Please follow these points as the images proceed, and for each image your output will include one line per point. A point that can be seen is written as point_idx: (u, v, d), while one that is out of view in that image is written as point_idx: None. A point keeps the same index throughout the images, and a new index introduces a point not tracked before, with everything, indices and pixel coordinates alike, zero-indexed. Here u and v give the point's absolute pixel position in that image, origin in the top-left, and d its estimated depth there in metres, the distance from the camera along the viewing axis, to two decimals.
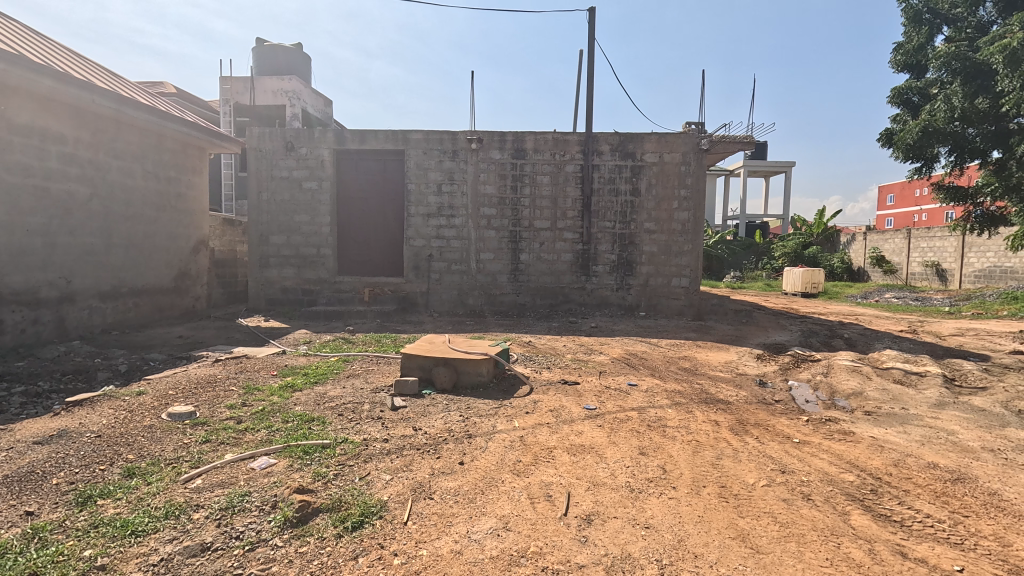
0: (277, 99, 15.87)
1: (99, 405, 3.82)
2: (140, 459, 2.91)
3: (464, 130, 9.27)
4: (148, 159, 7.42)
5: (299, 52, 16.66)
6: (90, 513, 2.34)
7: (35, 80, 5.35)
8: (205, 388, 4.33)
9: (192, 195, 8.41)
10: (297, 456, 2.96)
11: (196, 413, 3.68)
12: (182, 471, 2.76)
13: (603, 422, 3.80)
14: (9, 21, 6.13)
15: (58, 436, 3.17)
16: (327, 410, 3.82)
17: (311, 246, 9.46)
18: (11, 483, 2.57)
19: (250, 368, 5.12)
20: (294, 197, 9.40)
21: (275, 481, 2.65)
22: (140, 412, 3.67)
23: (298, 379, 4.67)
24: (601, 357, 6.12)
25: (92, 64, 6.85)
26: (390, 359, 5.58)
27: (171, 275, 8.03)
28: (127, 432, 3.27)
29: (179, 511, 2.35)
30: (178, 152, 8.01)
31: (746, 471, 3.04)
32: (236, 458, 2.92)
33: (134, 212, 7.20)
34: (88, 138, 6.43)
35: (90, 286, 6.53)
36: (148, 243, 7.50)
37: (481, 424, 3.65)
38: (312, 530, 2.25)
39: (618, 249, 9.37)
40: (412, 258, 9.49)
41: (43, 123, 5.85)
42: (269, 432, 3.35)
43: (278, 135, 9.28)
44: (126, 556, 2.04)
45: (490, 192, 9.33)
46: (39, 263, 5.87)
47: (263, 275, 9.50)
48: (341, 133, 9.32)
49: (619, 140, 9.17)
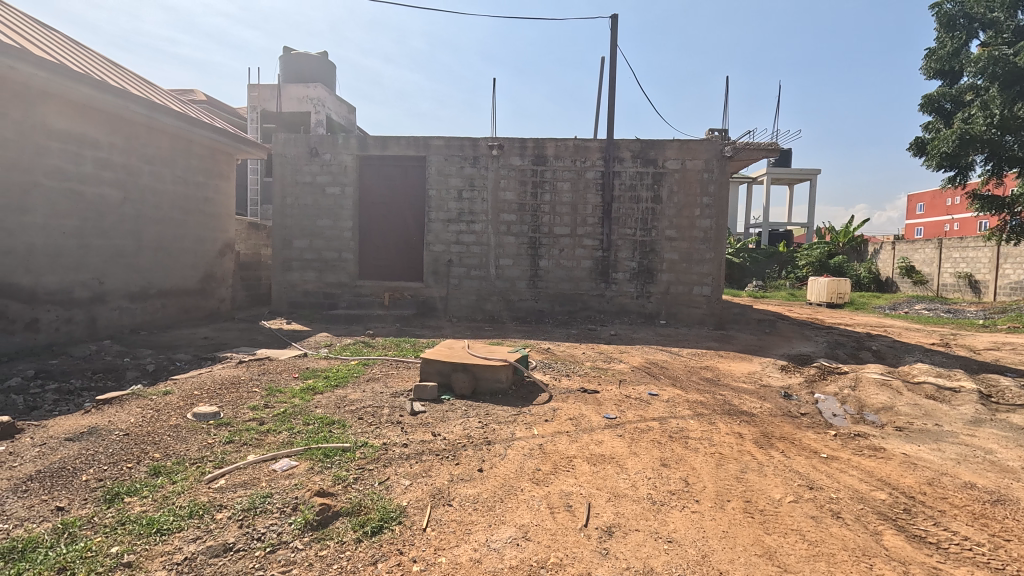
0: (300, 106, 16.21)
1: (127, 404, 3.90)
2: (166, 458, 2.96)
3: (485, 137, 9.32)
4: (177, 164, 7.61)
5: (323, 59, 17.02)
6: (117, 511, 2.38)
7: (73, 87, 5.56)
8: (229, 389, 4.40)
9: (219, 200, 8.59)
10: (317, 459, 2.98)
11: (220, 414, 3.75)
12: (206, 471, 2.81)
13: (623, 432, 3.75)
14: (50, 30, 6.40)
15: (89, 433, 3.25)
16: (347, 413, 3.85)
17: (333, 250, 9.59)
18: (42, 479, 2.64)
19: (273, 369, 5.19)
20: (317, 203, 9.56)
21: (296, 483, 2.67)
22: (166, 411, 3.75)
23: (319, 382, 4.71)
24: (620, 365, 6.03)
25: (128, 73, 7.12)
26: (409, 364, 5.61)
27: (198, 277, 8.23)
28: (154, 431, 3.33)
29: (204, 510, 2.39)
30: (206, 157, 8.20)
31: (772, 486, 2.96)
32: (258, 458, 2.96)
33: (163, 215, 7.41)
34: (121, 143, 6.64)
35: (120, 287, 6.73)
36: (175, 246, 7.69)
37: (500, 430, 3.62)
38: (331, 533, 2.25)
39: (638, 256, 9.28)
40: (432, 264, 9.55)
41: (79, 129, 6.05)
42: (290, 434, 3.38)
43: (303, 141, 9.47)
44: (151, 554, 2.08)
45: (510, 199, 9.35)
46: (73, 265, 6.06)
47: (286, 278, 9.65)
48: (364, 139, 9.48)
49: (640, 147, 9.12)
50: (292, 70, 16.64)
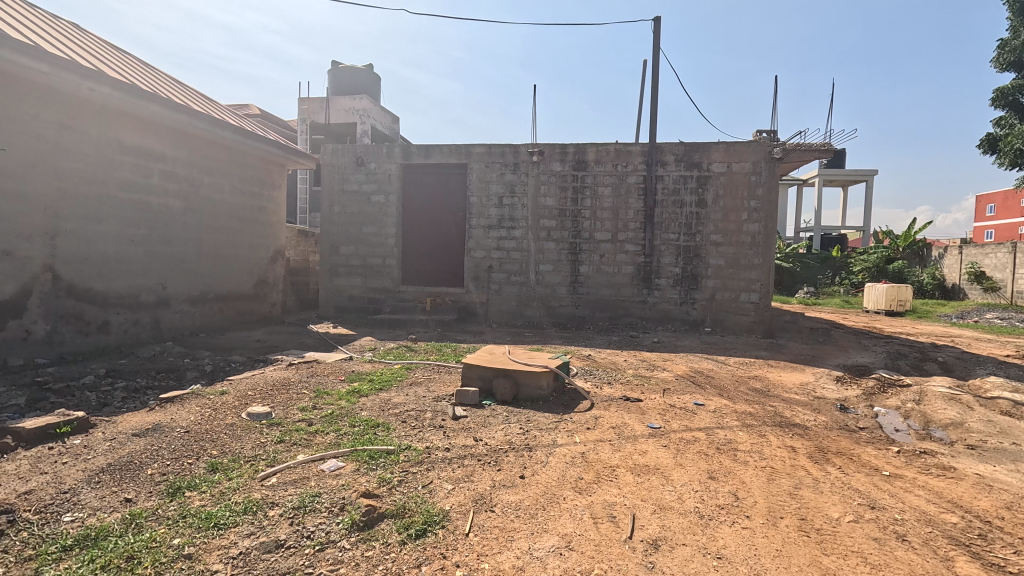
0: (347, 117, 16.79)
1: (188, 402, 4.12)
2: (223, 455, 3.10)
3: (526, 143, 9.36)
4: (234, 175, 8.01)
5: (368, 71, 17.57)
6: (179, 504, 2.52)
7: (142, 105, 5.95)
8: (280, 391, 4.57)
9: (271, 209, 8.98)
10: (363, 460, 3.05)
11: (272, 414, 3.90)
12: (259, 469, 2.92)
13: (668, 443, 3.65)
14: (122, 53, 6.89)
15: (154, 429, 3.45)
16: (391, 416, 3.92)
17: (378, 257, 9.85)
18: (113, 471, 2.82)
19: (320, 372, 5.37)
20: (362, 210, 9.85)
21: (343, 483, 2.74)
22: (223, 410, 3.93)
23: (364, 385, 4.83)
24: (664, 373, 5.89)
25: (190, 90, 7.57)
26: (451, 368, 5.67)
27: (251, 282, 8.62)
28: (212, 429, 3.51)
29: (257, 507, 2.48)
30: (261, 168, 8.60)
31: (829, 504, 2.81)
32: (308, 458, 3.06)
33: (221, 224, 7.81)
34: (184, 156, 7.05)
35: (181, 291, 7.13)
36: (231, 253, 8.08)
37: (541, 437, 3.60)
38: (377, 534, 2.29)
39: (682, 262, 9.06)
40: (472, 269, 9.65)
41: (147, 144, 6.47)
42: (337, 435, 3.48)
43: (350, 151, 9.79)
44: (209, 547, 2.18)
45: (550, 205, 9.34)
46: (140, 271, 6.47)
47: (333, 284, 9.98)
48: (408, 148, 9.71)
49: (684, 150, 8.93)
50: (340, 83, 17.26)
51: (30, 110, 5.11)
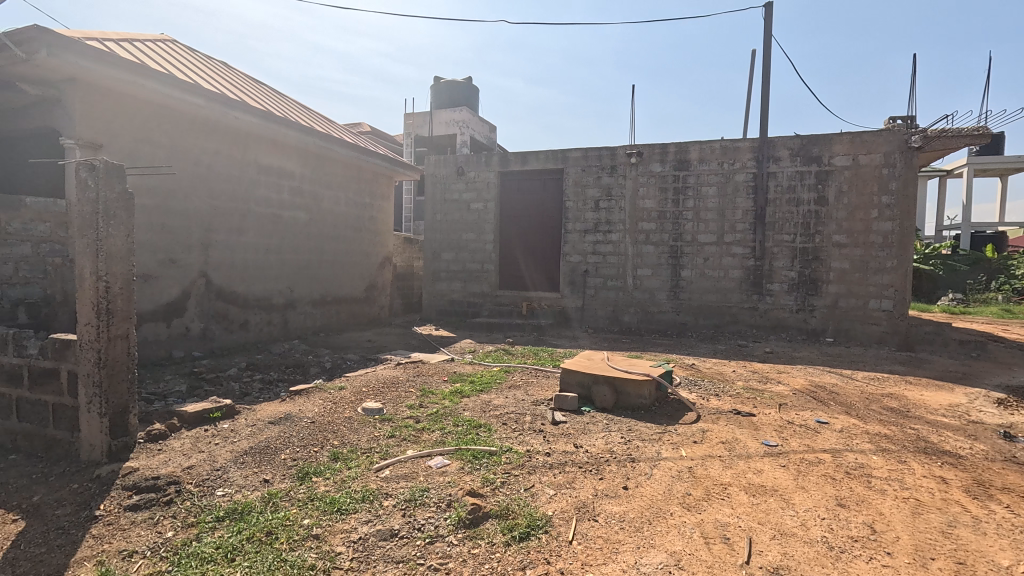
0: (448, 129, 17.62)
1: (313, 395, 4.55)
2: (343, 446, 3.38)
3: (624, 145, 9.17)
4: (350, 188, 8.75)
5: (468, 84, 18.31)
6: (307, 487, 2.78)
7: (276, 129, 6.71)
8: (390, 388, 4.88)
9: (381, 218, 9.66)
10: (467, 459, 3.16)
11: (384, 410, 4.17)
12: (374, 461, 3.14)
13: (787, 463, 3.34)
14: (259, 84, 7.82)
15: (285, 418, 3.86)
16: (493, 418, 4.01)
17: (477, 262, 10.18)
18: (254, 454, 3.19)
19: (425, 372, 5.65)
20: (462, 218, 10.25)
21: (450, 481, 2.86)
22: (342, 404, 4.28)
23: (465, 386, 5.00)
24: (779, 387, 5.42)
25: (314, 113, 8.40)
26: (548, 373, 5.68)
27: (363, 286, 9.32)
28: (333, 421, 3.84)
29: (373, 496, 2.67)
30: (372, 181, 9.30)
31: (996, 549, 2.39)
32: (417, 454, 3.23)
33: (339, 233, 8.56)
34: (309, 173, 7.83)
35: (306, 295, 7.91)
36: (347, 259, 8.82)
37: (644, 448, 3.48)
38: (482, 533, 2.35)
39: (799, 265, 8.30)
40: (568, 274, 9.62)
41: (280, 164, 7.28)
42: (442, 434, 3.63)
43: (451, 162, 10.25)
44: (333, 529, 2.38)
45: (650, 207, 9.05)
46: (274, 276, 7.29)
47: (435, 288, 10.48)
48: (506, 156, 9.95)
49: (800, 144, 8.20)
50: (442, 97, 18.18)
51: (190, 140, 5.99)
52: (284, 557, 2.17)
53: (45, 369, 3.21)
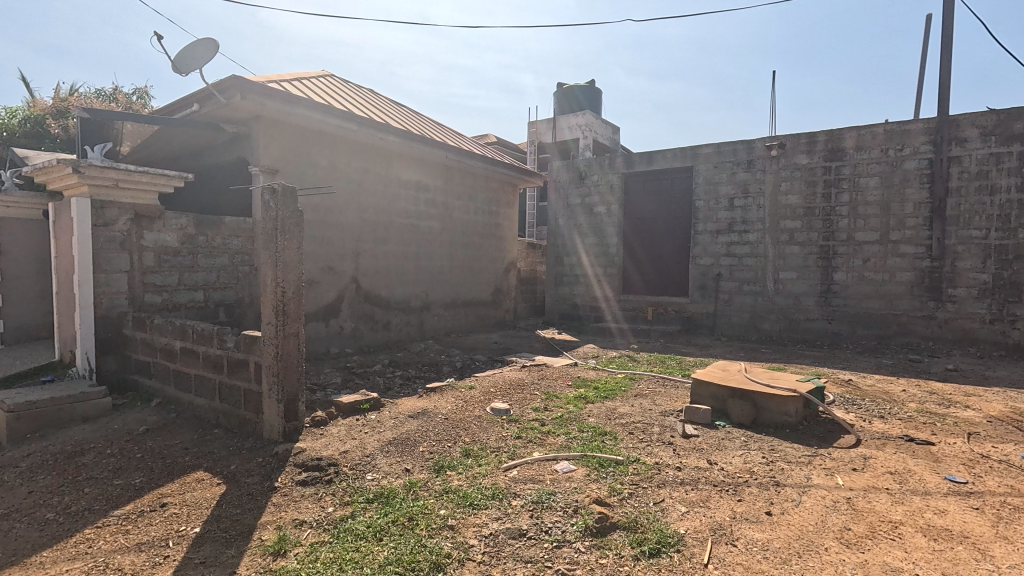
0: (571, 134, 17.72)
1: (446, 393, 4.87)
2: (474, 443, 3.56)
3: (762, 137, 8.42)
4: (478, 198, 9.22)
5: (591, 87, 18.26)
6: (443, 480, 2.98)
7: (415, 147, 7.32)
8: (516, 390, 5.03)
9: (507, 225, 10.02)
10: (593, 467, 3.13)
11: (511, 411, 4.31)
12: (503, 460, 3.26)
13: (981, 505, 2.78)
14: (400, 107, 8.61)
15: (423, 413, 4.18)
16: (618, 426, 3.93)
17: (600, 266, 10.06)
18: (397, 444, 3.51)
19: (549, 376, 5.72)
20: (586, 222, 10.21)
21: (576, 487, 2.86)
22: (472, 403, 4.52)
23: (590, 392, 4.97)
24: (968, 412, 4.54)
25: (446, 129, 9.01)
26: (677, 383, 5.41)
27: (490, 290, 9.73)
28: (465, 419, 4.06)
29: (503, 494, 2.77)
30: (499, 189, 9.69)
31: None
32: (543, 457, 3.29)
33: (468, 240, 9.05)
34: (443, 185, 8.41)
35: (439, 298, 8.49)
36: (476, 265, 9.29)
37: (790, 472, 3.15)
38: (609, 544, 2.32)
39: (994, 266, 6.88)
40: (698, 278, 9.07)
41: (418, 178, 7.92)
42: (568, 439, 3.65)
43: (574, 166, 10.29)
44: (466, 522, 2.52)
45: (794, 203, 8.18)
46: (412, 281, 7.95)
47: (558, 292, 10.58)
48: (630, 157, 9.71)
49: (995, 120, 6.82)
50: (564, 103, 18.35)
51: (345, 162, 6.79)
52: (423, 543, 2.35)
53: (238, 360, 3.87)
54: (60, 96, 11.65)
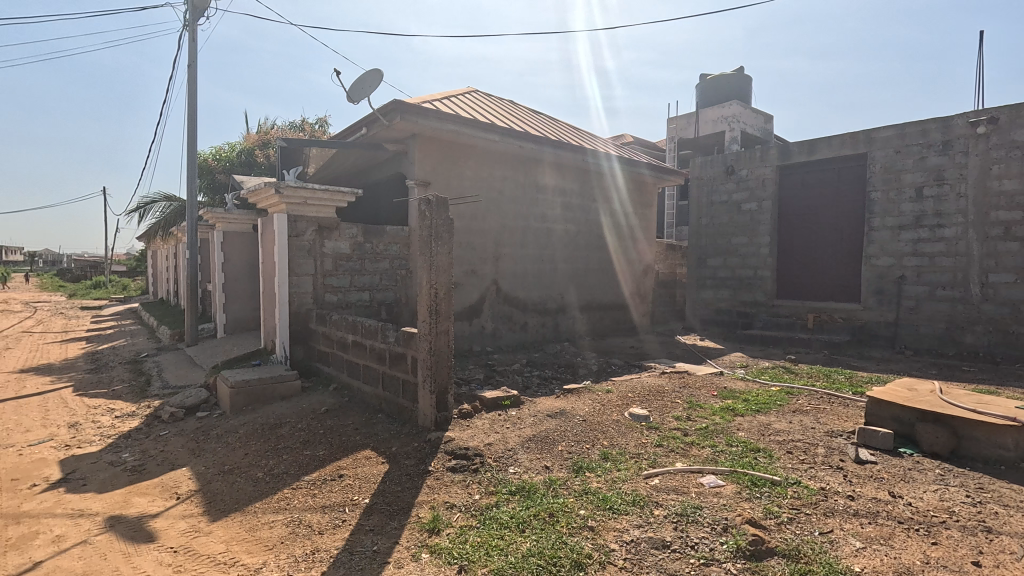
0: (716, 127, 16.56)
1: (583, 395, 4.88)
2: (613, 447, 3.52)
3: (963, 112, 7.02)
4: (615, 199, 9.09)
5: (738, 75, 16.91)
6: (582, 481, 3.00)
7: (552, 152, 7.49)
8: (656, 397, 4.85)
9: (644, 226, 9.72)
10: (745, 484, 2.89)
11: (651, 418, 4.18)
12: (643, 467, 3.17)
13: None
14: (539, 115, 8.88)
15: (561, 413, 4.25)
16: (774, 443, 3.58)
17: (749, 268, 9.24)
18: (537, 441, 3.61)
19: (692, 384, 5.41)
20: (732, 220, 9.47)
21: (726, 504, 2.67)
22: (610, 407, 4.46)
23: (738, 403, 4.60)
24: None
25: (582, 133, 9.06)
26: (847, 400, 4.73)
27: (626, 293, 9.51)
28: (603, 422, 4.03)
29: (644, 502, 2.70)
30: (636, 190, 9.45)
31: None
32: (687, 468, 3.13)
33: (604, 243, 8.97)
34: (579, 189, 8.45)
35: (574, 301, 8.55)
36: (611, 267, 9.16)
37: (1006, 517, 2.58)
38: (765, 570, 2.13)
39: None
40: (874, 281, 7.85)
41: (555, 183, 8.07)
42: (715, 452, 3.41)
43: (720, 161, 9.61)
44: (607, 525, 2.51)
45: (1011, 189, 6.71)
46: (548, 284, 8.12)
47: (700, 296, 9.95)
48: (787, 147, 8.78)
49: None
50: (708, 94, 17.25)
51: (488, 171, 7.21)
52: (564, 540, 2.40)
53: (398, 353, 4.33)
54: (264, 130, 14.14)
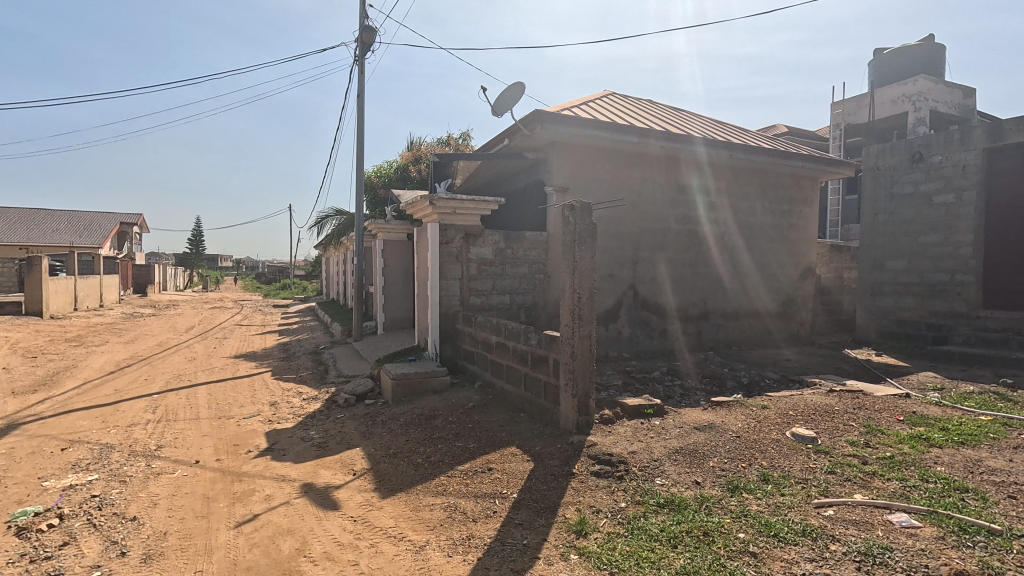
0: (895, 108, 14.25)
1: (735, 409, 4.53)
2: (773, 469, 3.21)
3: None
4: (767, 197, 8.31)
5: (927, 45, 14.36)
6: (739, 502, 2.79)
7: (696, 150, 7.10)
8: (823, 417, 4.32)
9: (803, 225, 8.73)
10: (949, 529, 2.44)
11: (818, 440, 3.73)
12: (812, 495, 2.85)
13: None
14: (680, 113, 8.50)
15: (710, 426, 3.99)
16: (988, 484, 2.96)
17: (944, 271, 7.78)
18: (685, 455, 3.45)
19: (868, 406, 4.71)
20: (920, 215, 8.07)
21: (924, 548, 2.28)
22: (767, 424, 4.08)
23: (933, 432, 3.89)
24: None
25: (729, 128, 8.46)
26: None
27: (781, 300, 8.62)
28: (760, 440, 3.71)
29: (816, 534, 2.43)
30: (793, 186, 8.54)
31: None
32: (869, 502, 2.73)
33: (753, 245, 8.23)
34: (726, 188, 7.89)
35: (719, 307, 7.99)
36: (763, 271, 8.39)
37: None
38: None
39: None
40: None
41: (699, 182, 7.64)
42: (905, 486, 2.94)
43: (903, 148, 8.28)
44: (772, 554, 2.30)
45: None
46: (690, 289, 7.70)
47: (876, 304, 8.62)
48: (999, 125, 7.24)
49: None
50: (886, 71, 14.95)
51: (626, 174, 7.08)
52: (722, 562, 2.26)
53: (541, 355, 4.45)
54: (417, 147, 15.57)
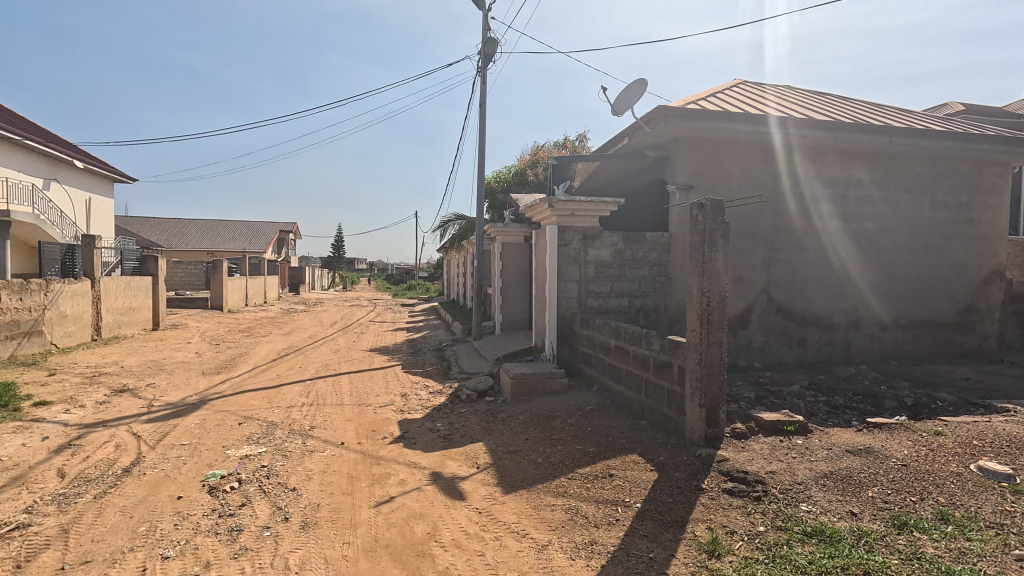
0: None
1: (897, 434, 3.92)
2: (954, 507, 2.72)
3: None
4: (938, 188, 7.11)
5: None
6: (909, 541, 2.40)
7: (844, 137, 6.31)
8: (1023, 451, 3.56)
9: (988, 220, 7.32)
10: None
11: (1016, 478, 3.08)
12: (1012, 543, 2.35)
13: None
14: (825, 98, 7.61)
15: (867, 451, 3.50)
16: None
17: None
18: (837, 481, 3.06)
19: None
20: None
21: None
22: (943, 454, 3.47)
23: None
24: None
25: (889, 110, 7.39)
26: None
27: (956, 309, 7.30)
28: (935, 472, 3.16)
29: None
30: (973, 173, 7.20)
31: None
32: None
33: (918, 244, 7.07)
34: (884, 179, 6.88)
35: (873, 315, 7.00)
36: (931, 275, 7.18)
37: None
38: None
39: None
40: None
41: (849, 174, 6.75)
42: None
43: None
44: None
45: None
46: (836, 294, 6.85)
47: None
48: None
49: None
50: None
51: (759, 168, 6.51)
52: None
53: (664, 361, 4.26)
54: (534, 151, 15.86)
